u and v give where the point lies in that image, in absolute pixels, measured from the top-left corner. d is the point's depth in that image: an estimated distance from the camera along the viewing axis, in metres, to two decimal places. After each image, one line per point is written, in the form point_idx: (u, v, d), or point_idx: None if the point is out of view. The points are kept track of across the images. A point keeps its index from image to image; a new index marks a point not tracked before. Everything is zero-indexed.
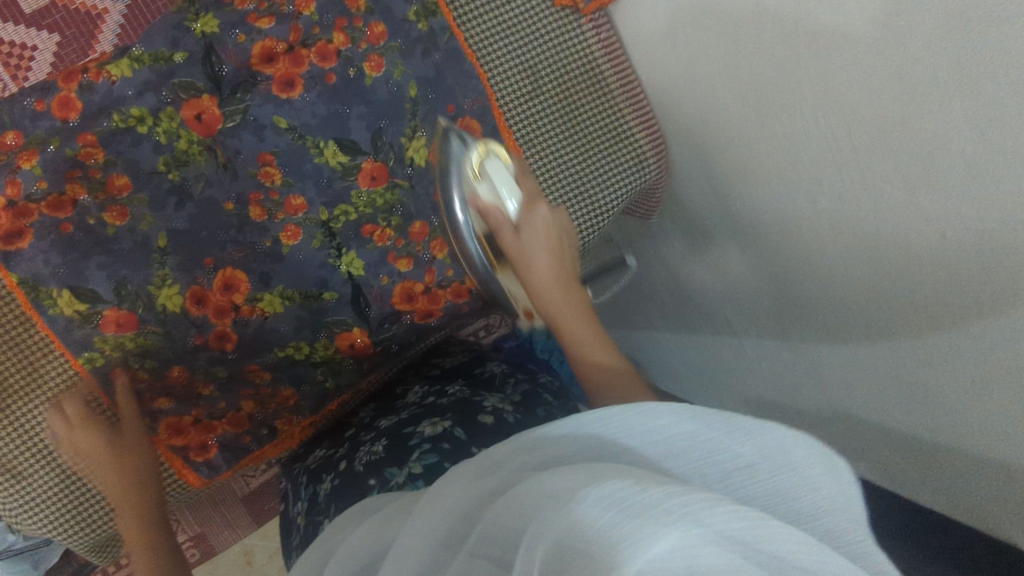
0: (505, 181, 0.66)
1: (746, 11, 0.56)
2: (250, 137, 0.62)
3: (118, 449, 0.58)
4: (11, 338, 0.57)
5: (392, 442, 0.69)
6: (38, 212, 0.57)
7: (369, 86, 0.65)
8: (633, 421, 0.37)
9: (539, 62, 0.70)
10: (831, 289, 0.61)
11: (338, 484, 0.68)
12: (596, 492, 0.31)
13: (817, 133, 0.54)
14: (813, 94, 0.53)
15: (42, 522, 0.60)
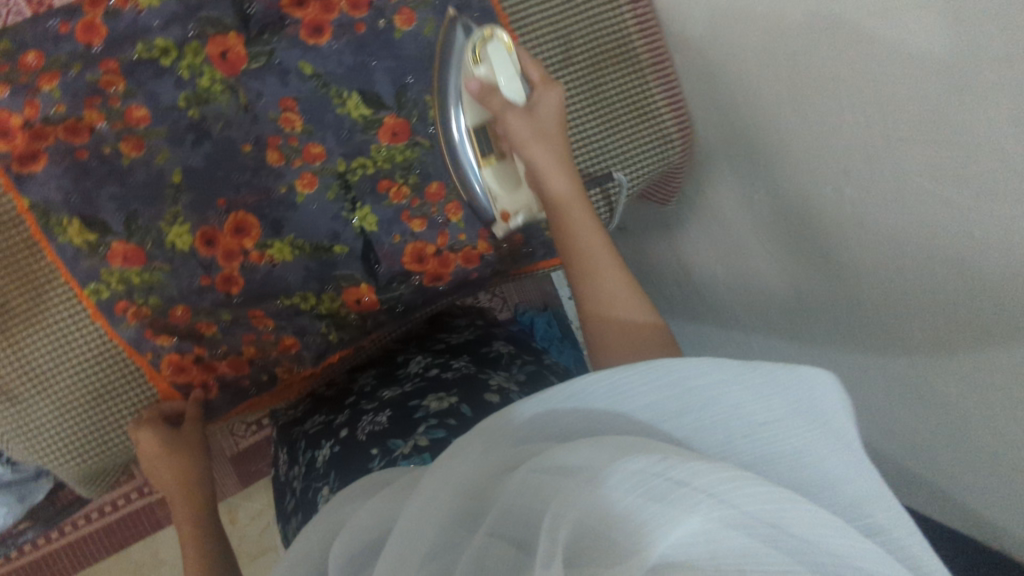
0: (509, 66, 0.58)
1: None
2: (274, 81, 0.61)
3: (174, 444, 0.60)
4: (19, 263, 0.57)
5: (397, 414, 0.70)
6: (53, 137, 0.56)
7: (397, 39, 0.64)
8: (641, 380, 0.40)
9: (571, 33, 0.70)
10: (850, 284, 0.60)
11: (340, 451, 0.70)
12: (625, 467, 0.33)
13: (849, 122, 0.53)
14: (847, 81, 0.52)
15: (33, 449, 0.59)
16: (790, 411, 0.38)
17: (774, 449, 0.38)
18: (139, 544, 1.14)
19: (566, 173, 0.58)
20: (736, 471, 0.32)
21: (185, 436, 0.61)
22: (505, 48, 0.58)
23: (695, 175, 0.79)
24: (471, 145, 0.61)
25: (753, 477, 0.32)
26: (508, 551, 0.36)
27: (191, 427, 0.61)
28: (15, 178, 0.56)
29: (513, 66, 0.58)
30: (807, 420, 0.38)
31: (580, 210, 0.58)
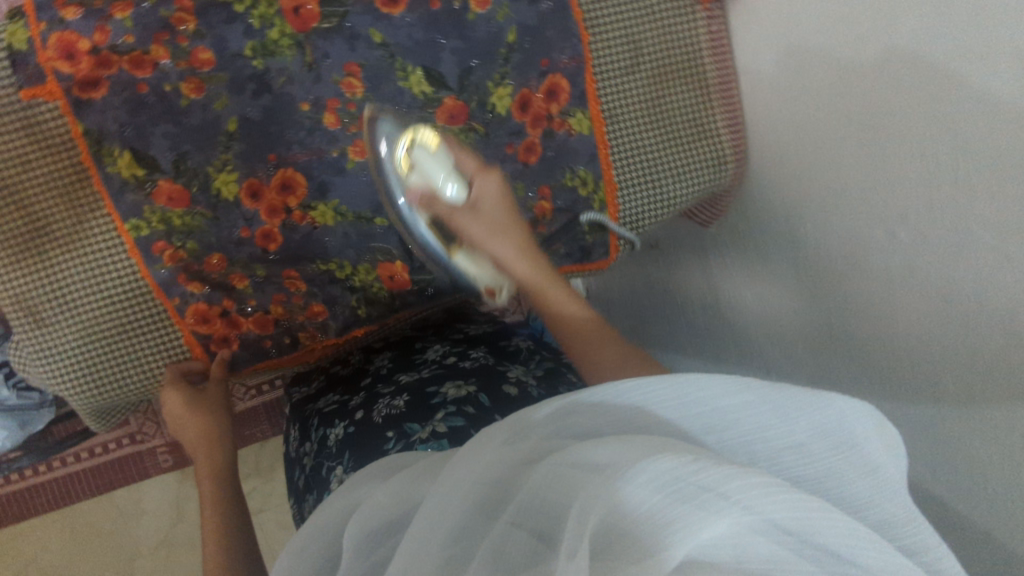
0: (439, 167, 0.58)
1: (879, 27, 0.53)
2: (342, 44, 0.60)
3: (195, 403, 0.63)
4: (65, 186, 0.56)
5: (414, 399, 0.70)
6: (117, 66, 0.56)
7: (470, 21, 0.62)
8: (674, 394, 0.40)
9: (645, 39, 0.67)
10: (882, 331, 0.59)
11: (354, 432, 0.69)
12: (652, 468, 0.33)
13: (917, 169, 0.52)
14: (925, 126, 0.50)
15: (51, 374, 0.59)
16: (816, 435, 0.39)
17: (798, 469, 0.39)
18: (122, 490, 1.13)
19: (529, 255, 0.60)
20: (766, 477, 0.32)
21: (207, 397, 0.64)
22: (430, 149, 0.58)
23: (741, 202, 0.78)
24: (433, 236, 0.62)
25: (781, 485, 0.31)
26: (528, 541, 0.36)
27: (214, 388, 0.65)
28: (74, 102, 0.55)
29: (443, 165, 0.58)
30: (834, 446, 0.39)
31: (554, 287, 0.59)
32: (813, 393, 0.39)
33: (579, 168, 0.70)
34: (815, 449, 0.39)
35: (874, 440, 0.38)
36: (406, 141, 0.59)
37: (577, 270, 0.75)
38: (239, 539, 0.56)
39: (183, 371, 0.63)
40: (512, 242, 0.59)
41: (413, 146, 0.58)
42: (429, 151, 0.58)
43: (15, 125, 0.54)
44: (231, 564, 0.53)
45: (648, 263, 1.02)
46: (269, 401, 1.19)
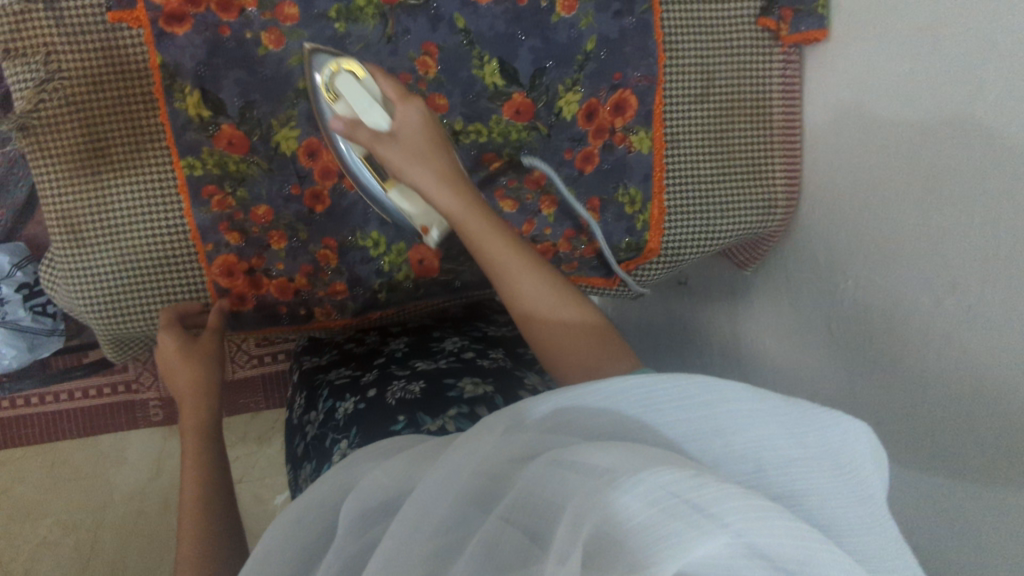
0: (363, 95, 0.56)
1: (950, 89, 0.52)
2: (425, 23, 0.61)
3: (185, 353, 0.60)
4: (130, 112, 0.56)
5: (430, 388, 0.69)
6: (205, 5, 0.56)
7: (553, 23, 0.64)
8: (677, 395, 0.39)
9: (719, 70, 0.68)
10: (910, 394, 0.57)
11: (365, 408, 0.68)
12: (648, 478, 0.31)
13: (969, 236, 0.51)
14: (980, 192, 0.50)
15: (80, 294, 0.58)
16: (818, 452, 0.38)
17: (796, 486, 0.37)
18: (107, 436, 1.10)
19: (452, 187, 0.57)
20: (761, 500, 0.30)
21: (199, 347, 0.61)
22: (357, 77, 0.57)
23: (783, 250, 0.77)
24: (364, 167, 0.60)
25: (776, 510, 0.30)
26: (519, 539, 0.34)
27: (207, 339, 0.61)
28: (156, 33, 0.56)
29: (370, 93, 0.57)
30: (835, 468, 0.37)
31: (481, 227, 0.57)
32: (817, 408, 0.38)
33: (631, 185, 0.70)
34: (814, 468, 0.37)
35: (868, 462, 0.38)
36: (332, 69, 0.57)
37: (605, 286, 0.75)
38: (215, 518, 0.54)
39: (179, 313, 0.61)
40: (434, 174, 0.57)
41: (337, 74, 0.57)
42: (353, 79, 0.56)
43: (93, 44, 0.55)
44: (209, 547, 0.52)
45: (674, 298, 1.01)
46: (268, 374, 1.16)
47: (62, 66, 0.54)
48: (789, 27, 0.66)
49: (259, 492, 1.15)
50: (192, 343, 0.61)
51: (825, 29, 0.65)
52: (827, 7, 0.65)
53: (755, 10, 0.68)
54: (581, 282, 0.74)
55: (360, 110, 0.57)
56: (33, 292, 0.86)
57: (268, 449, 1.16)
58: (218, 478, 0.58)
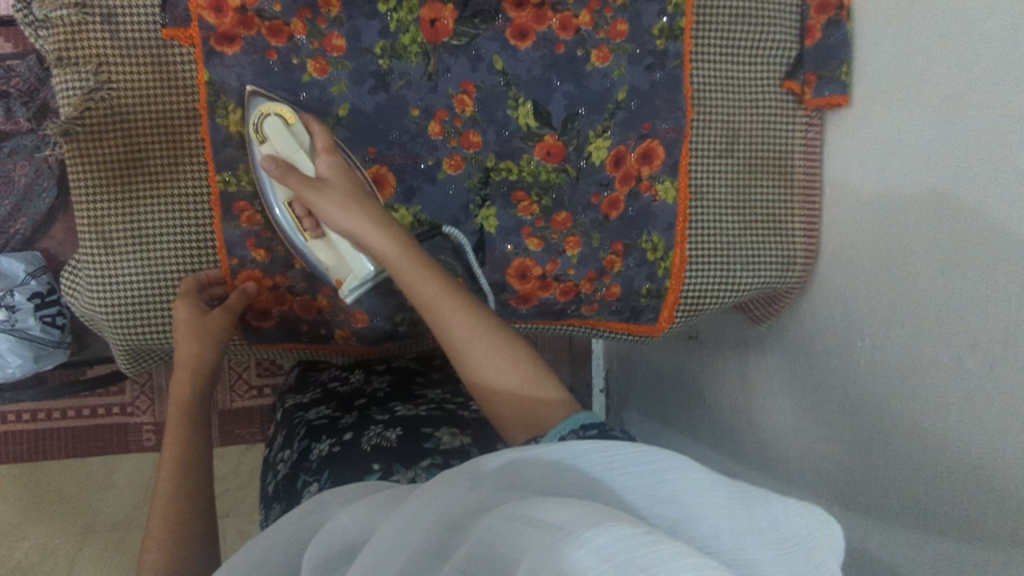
0: (292, 140, 0.59)
1: (973, 152, 0.53)
2: (465, 63, 0.64)
3: (195, 327, 0.59)
4: (171, 125, 0.59)
5: (407, 436, 0.67)
6: (256, 29, 0.59)
7: (587, 72, 0.67)
8: (634, 459, 0.38)
9: (744, 128, 0.70)
10: (927, 456, 0.57)
11: (338, 452, 0.66)
12: (597, 535, 0.29)
13: (985, 295, 0.52)
14: (1000, 252, 0.51)
15: (102, 298, 0.60)
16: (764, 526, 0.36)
17: (749, 555, 0.35)
18: (96, 459, 1.06)
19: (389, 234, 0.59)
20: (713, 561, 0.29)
21: (208, 322, 0.60)
22: (287, 122, 0.59)
23: (800, 308, 0.77)
24: (286, 215, 0.61)
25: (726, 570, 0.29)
26: None
27: (219, 315, 0.61)
28: (206, 51, 0.58)
29: (297, 139, 0.59)
30: (779, 541, 0.36)
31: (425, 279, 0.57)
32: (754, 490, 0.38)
33: (655, 233, 0.71)
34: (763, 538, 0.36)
35: (820, 542, 0.37)
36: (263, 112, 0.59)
37: (624, 330, 0.75)
38: (195, 511, 0.52)
39: (198, 283, 0.61)
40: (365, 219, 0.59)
41: (268, 116, 0.59)
42: (283, 124, 0.59)
43: (143, 59, 0.58)
44: (182, 543, 0.49)
45: (683, 353, 1.01)
46: (266, 406, 1.13)
47: (112, 78, 0.57)
48: (812, 92, 0.68)
49: (245, 528, 1.12)
50: (204, 315, 0.60)
51: (848, 95, 0.67)
52: (850, 75, 0.67)
53: (781, 73, 0.70)
54: (601, 325, 0.75)
55: (288, 154, 0.59)
56: (44, 302, 0.85)
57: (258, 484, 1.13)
58: (198, 475, 0.55)
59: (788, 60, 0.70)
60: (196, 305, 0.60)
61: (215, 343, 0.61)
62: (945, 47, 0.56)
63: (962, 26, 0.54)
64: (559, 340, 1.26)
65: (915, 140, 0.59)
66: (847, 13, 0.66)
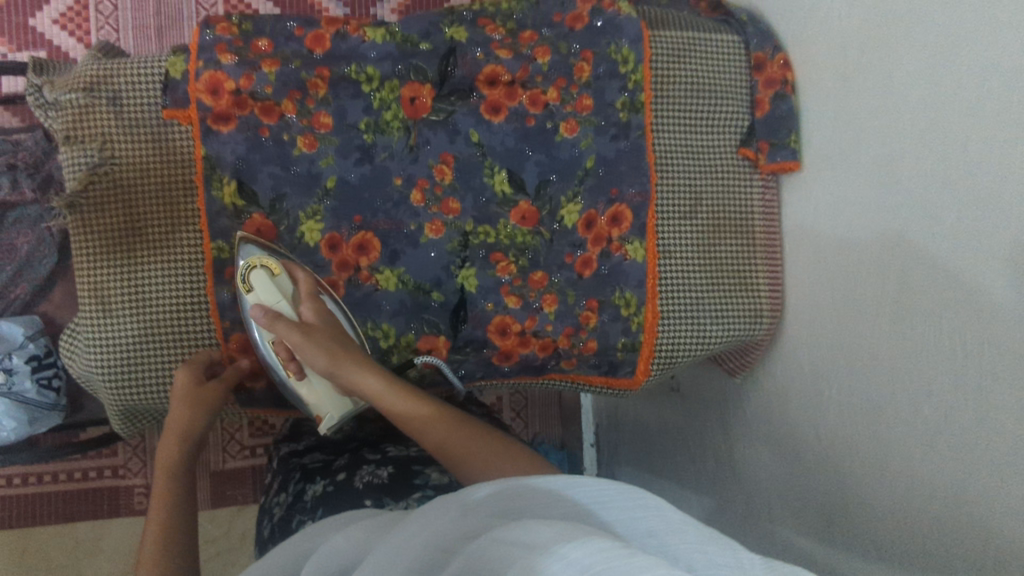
0: (278, 291, 0.64)
1: (911, 209, 0.57)
2: (443, 136, 0.70)
3: (192, 395, 0.62)
4: (169, 197, 0.64)
5: (398, 473, 0.68)
6: (250, 109, 0.65)
7: (556, 142, 0.72)
8: (620, 495, 0.39)
9: (706, 192, 0.75)
10: (896, 498, 0.58)
11: (332, 493, 0.67)
12: (571, 551, 0.31)
13: (936, 341, 0.55)
14: (943, 299, 0.54)
15: (99, 358, 0.63)
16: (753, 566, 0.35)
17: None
18: (86, 524, 1.06)
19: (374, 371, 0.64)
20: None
21: (206, 392, 0.63)
22: (271, 273, 0.64)
23: (771, 360, 0.80)
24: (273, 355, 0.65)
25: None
26: None
27: (217, 387, 0.64)
28: (203, 129, 0.64)
29: (280, 288, 0.64)
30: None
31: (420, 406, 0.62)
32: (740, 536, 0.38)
33: (627, 289, 0.74)
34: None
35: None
36: (251, 263, 0.64)
37: (603, 384, 0.78)
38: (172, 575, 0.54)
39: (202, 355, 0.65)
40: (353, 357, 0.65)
41: (254, 268, 0.64)
42: (268, 275, 0.64)
43: (144, 135, 0.63)
44: None
45: (667, 405, 1.03)
46: (258, 466, 1.14)
47: (115, 154, 0.63)
48: (766, 157, 0.74)
49: None
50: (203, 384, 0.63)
51: (797, 161, 0.72)
52: (798, 142, 0.72)
53: (736, 140, 0.76)
54: (579, 379, 0.78)
55: (273, 303, 0.64)
56: (41, 364, 0.88)
57: (249, 547, 1.12)
58: (181, 541, 0.57)
59: (741, 129, 0.76)
60: (195, 376, 0.63)
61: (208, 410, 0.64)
62: (875, 116, 0.61)
63: (889, 98, 0.59)
64: (549, 397, 1.30)
65: (862, 199, 0.64)
66: (791, 87, 0.73)
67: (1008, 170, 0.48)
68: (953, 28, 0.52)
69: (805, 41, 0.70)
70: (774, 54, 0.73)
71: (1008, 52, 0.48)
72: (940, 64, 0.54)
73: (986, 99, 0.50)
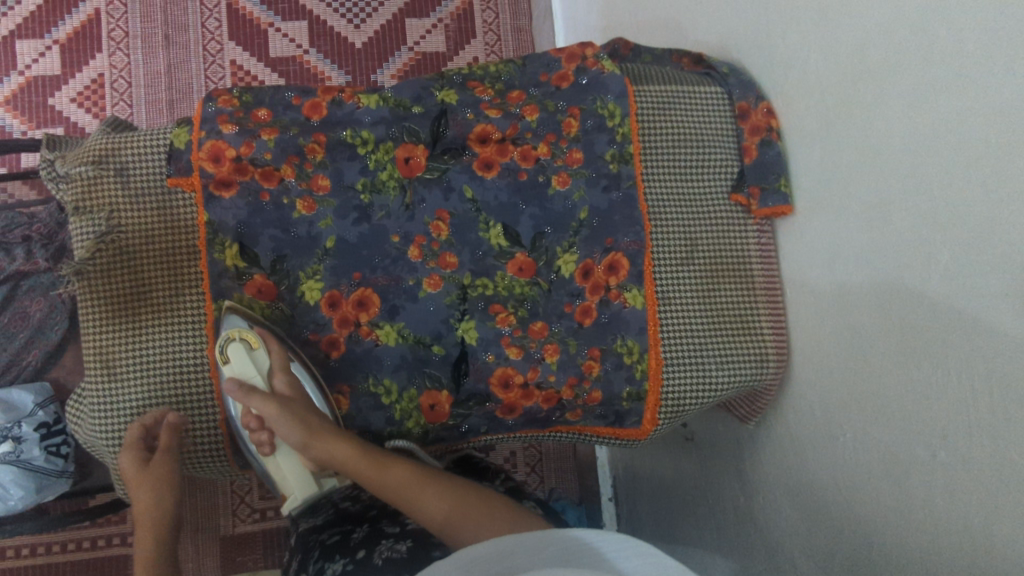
0: (252, 366, 0.65)
1: (903, 245, 0.58)
2: (438, 193, 0.72)
3: (143, 478, 0.63)
4: (172, 263, 0.66)
5: (418, 544, 0.61)
6: (250, 174, 0.68)
7: (550, 195, 0.74)
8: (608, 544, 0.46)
9: (701, 237, 0.76)
10: (927, 545, 0.55)
11: (351, 572, 0.61)
12: None
13: (941, 379, 0.54)
14: (945, 337, 0.54)
15: (102, 423, 0.64)
16: None
17: None
18: None
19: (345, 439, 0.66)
20: None
21: (153, 472, 0.62)
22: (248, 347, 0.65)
23: (781, 406, 0.78)
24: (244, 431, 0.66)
25: None
26: None
27: (158, 463, 0.62)
28: (206, 195, 0.66)
29: (255, 365, 0.66)
30: None
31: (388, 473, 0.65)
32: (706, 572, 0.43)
33: (629, 337, 0.74)
34: None
35: None
36: (230, 336, 0.64)
37: (611, 434, 0.77)
38: None
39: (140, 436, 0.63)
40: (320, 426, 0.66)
41: (232, 341, 0.65)
42: (246, 349, 0.65)
43: (150, 205, 0.66)
44: None
45: (682, 455, 1.00)
46: (268, 531, 1.12)
47: (121, 223, 0.65)
48: (758, 202, 0.74)
49: None
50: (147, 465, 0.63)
51: (791, 205, 0.73)
52: (789, 186, 0.73)
53: (727, 187, 0.77)
54: (587, 430, 0.78)
55: (247, 377, 0.65)
56: (50, 431, 0.89)
57: None
58: None
59: (732, 175, 0.77)
60: (138, 456, 0.63)
61: (167, 484, 0.64)
62: (861, 155, 0.62)
63: (873, 137, 0.60)
64: (563, 450, 1.29)
65: (854, 237, 0.64)
66: (778, 134, 0.74)
67: (1001, 204, 0.48)
68: (927, 68, 0.54)
69: (786, 88, 0.72)
70: (758, 103, 0.75)
71: (988, 88, 0.49)
72: (919, 103, 0.55)
73: (969, 136, 0.50)
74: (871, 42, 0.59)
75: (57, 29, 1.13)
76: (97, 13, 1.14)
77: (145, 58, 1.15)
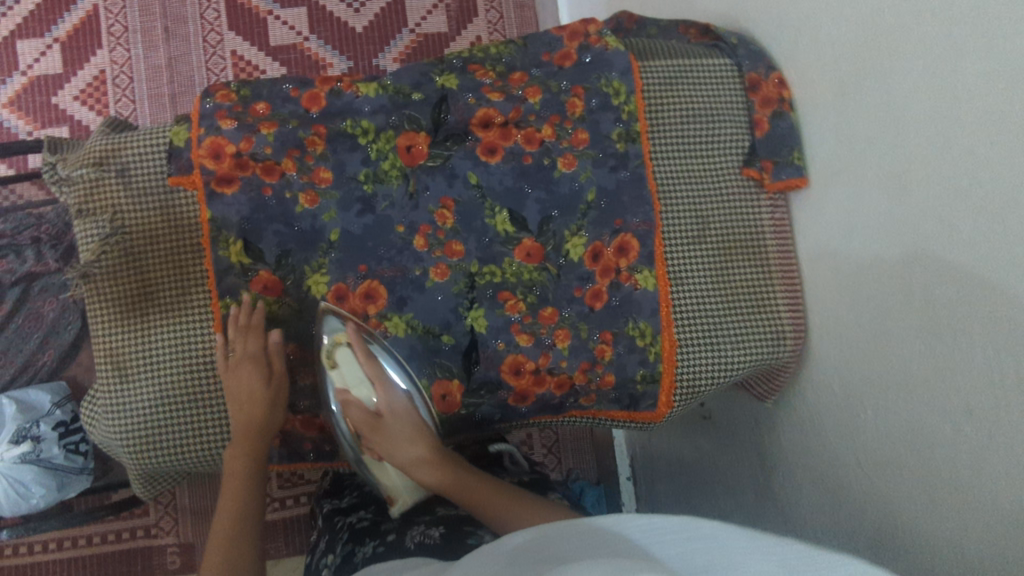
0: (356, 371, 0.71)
1: (925, 216, 0.55)
2: (442, 181, 0.71)
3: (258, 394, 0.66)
4: (178, 262, 0.66)
5: (450, 534, 0.65)
6: (251, 169, 0.67)
7: (556, 177, 0.73)
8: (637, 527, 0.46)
9: (713, 215, 0.74)
10: (955, 525, 0.54)
11: (383, 554, 0.64)
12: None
13: (967, 355, 0.52)
14: (971, 311, 0.51)
15: (115, 423, 0.64)
16: None
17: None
18: None
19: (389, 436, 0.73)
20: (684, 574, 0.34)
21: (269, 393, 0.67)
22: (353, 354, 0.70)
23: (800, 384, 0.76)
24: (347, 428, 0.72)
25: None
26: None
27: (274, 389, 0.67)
28: (207, 192, 0.66)
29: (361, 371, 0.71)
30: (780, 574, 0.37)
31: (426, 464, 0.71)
32: None
33: (641, 320, 0.72)
34: None
35: None
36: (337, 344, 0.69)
37: (626, 417, 0.76)
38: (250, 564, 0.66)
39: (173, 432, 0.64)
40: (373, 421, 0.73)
41: (338, 347, 0.70)
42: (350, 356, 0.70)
43: (153, 206, 0.66)
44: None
45: (700, 434, 0.99)
46: (290, 519, 1.14)
47: (125, 224, 0.65)
48: (771, 176, 0.72)
49: None
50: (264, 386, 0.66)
51: (804, 178, 0.70)
52: (803, 158, 0.71)
53: (739, 161, 0.75)
54: (602, 415, 0.77)
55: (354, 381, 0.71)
56: (68, 430, 0.90)
57: None
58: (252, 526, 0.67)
59: (743, 149, 0.75)
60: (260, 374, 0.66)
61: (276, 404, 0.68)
62: (877, 124, 0.59)
63: (891, 103, 0.57)
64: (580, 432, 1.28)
65: (873, 209, 0.61)
66: (789, 105, 0.72)
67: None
68: (946, 30, 0.51)
69: (798, 57, 0.69)
70: (769, 73, 0.72)
71: (1008, 52, 0.46)
72: (938, 69, 0.52)
73: (992, 100, 0.48)
74: (885, 7, 0.56)
75: (57, 26, 1.12)
76: (96, 9, 1.13)
77: (146, 52, 1.14)
